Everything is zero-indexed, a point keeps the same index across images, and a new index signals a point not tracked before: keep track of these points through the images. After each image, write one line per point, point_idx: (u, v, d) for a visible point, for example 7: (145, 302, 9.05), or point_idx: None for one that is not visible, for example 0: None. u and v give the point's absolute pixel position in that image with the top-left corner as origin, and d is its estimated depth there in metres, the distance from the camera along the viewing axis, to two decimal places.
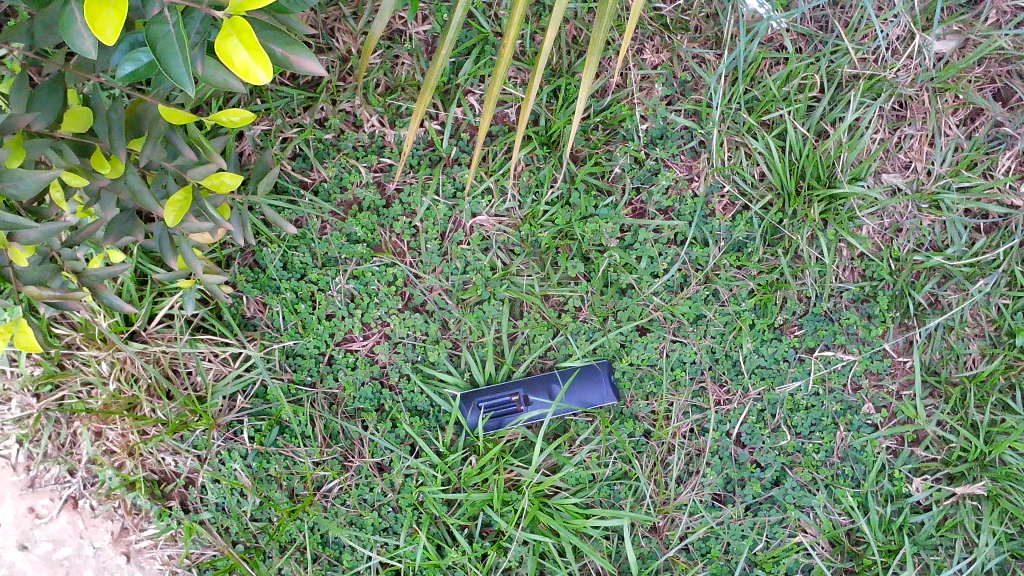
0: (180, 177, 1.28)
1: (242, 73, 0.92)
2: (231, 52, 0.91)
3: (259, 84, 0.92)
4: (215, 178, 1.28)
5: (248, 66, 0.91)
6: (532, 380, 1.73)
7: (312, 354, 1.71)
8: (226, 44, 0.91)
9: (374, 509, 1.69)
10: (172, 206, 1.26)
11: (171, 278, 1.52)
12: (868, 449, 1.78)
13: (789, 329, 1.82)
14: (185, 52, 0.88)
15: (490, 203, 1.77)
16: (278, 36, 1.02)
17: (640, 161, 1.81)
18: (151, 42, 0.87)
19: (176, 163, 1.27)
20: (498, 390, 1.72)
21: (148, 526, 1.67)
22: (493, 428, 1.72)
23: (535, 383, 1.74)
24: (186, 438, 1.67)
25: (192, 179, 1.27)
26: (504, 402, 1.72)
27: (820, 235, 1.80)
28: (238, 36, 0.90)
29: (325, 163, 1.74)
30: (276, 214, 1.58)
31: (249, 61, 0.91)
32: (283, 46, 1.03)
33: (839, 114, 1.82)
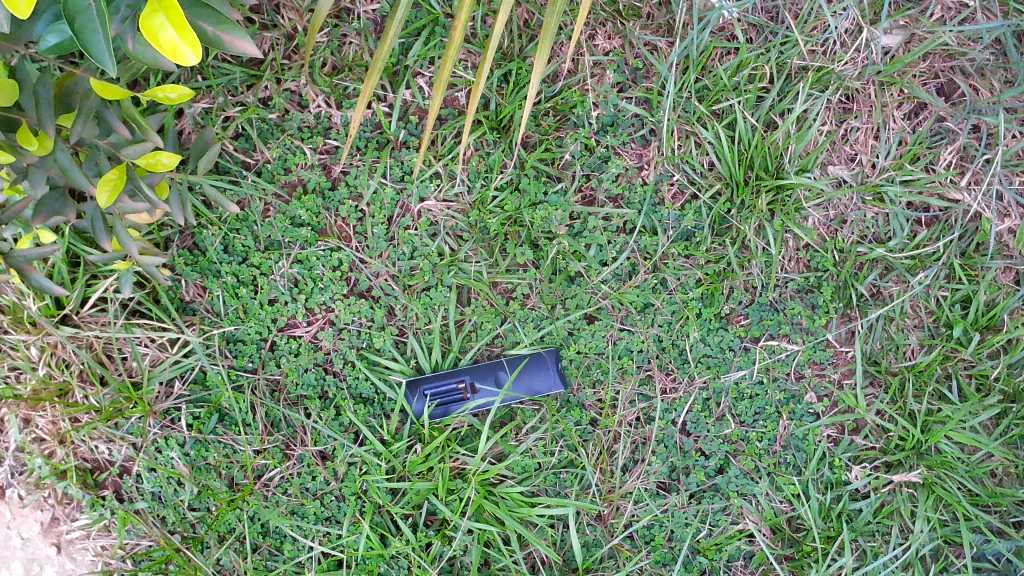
0: (113, 155, 1.22)
1: (168, 52, 0.89)
2: (157, 30, 0.88)
3: (186, 65, 0.90)
4: (151, 157, 1.23)
5: (176, 46, 0.89)
6: (478, 367, 1.71)
7: (253, 340, 1.67)
8: (151, 21, 0.87)
9: (317, 498, 1.66)
10: (104, 184, 1.18)
11: (106, 260, 1.45)
12: (809, 438, 1.81)
13: (735, 319, 1.83)
14: (107, 29, 0.84)
15: (439, 187, 1.74)
16: (209, 14, 1.00)
17: (591, 149, 1.81)
18: (68, 17, 0.83)
19: (109, 141, 1.21)
20: (445, 376, 1.70)
21: (80, 516, 1.61)
22: (439, 416, 1.70)
23: (482, 371, 1.72)
24: (121, 425, 1.62)
25: (125, 157, 1.21)
26: (450, 390, 1.70)
27: (766, 225, 1.82)
28: (165, 13, 0.87)
29: (269, 144, 1.69)
30: (217, 194, 1.53)
31: (177, 41, 0.88)
32: (214, 25, 1.00)
33: (787, 106, 1.84)
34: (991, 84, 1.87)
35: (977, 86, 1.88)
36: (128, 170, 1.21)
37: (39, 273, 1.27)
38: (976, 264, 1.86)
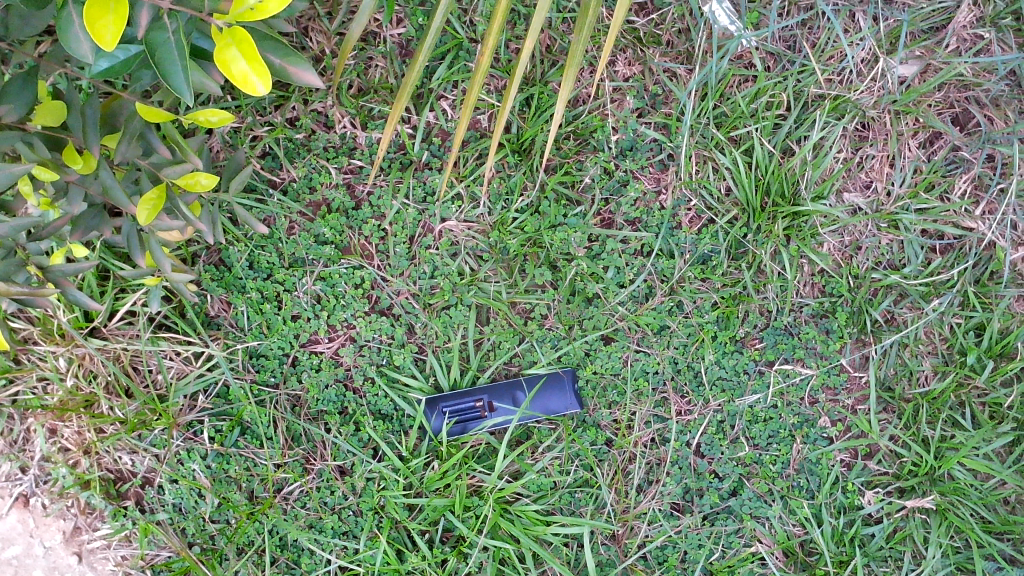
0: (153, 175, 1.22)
1: (239, 83, 0.92)
2: (230, 62, 0.91)
3: (255, 94, 0.93)
4: (191, 178, 1.22)
5: (246, 76, 0.91)
6: (496, 387, 1.73)
7: (275, 355, 1.67)
8: (225, 54, 0.91)
9: (335, 513, 1.64)
10: (144, 203, 1.19)
11: (137, 276, 1.44)
12: (822, 461, 1.84)
13: (750, 342, 1.88)
14: (185, 60, 0.88)
15: (460, 208, 1.78)
16: (275, 48, 1.06)
17: (610, 173, 1.86)
18: (150, 50, 0.87)
19: (150, 162, 1.22)
20: (463, 395, 1.71)
21: (102, 525, 1.60)
22: (457, 434, 1.71)
23: (500, 390, 1.73)
24: (144, 437, 1.60)
25: (166, 178, 1.20)
26: (467, 410, 1.71)
27: (782, 250, 1.87)
28: (237, 46, 0.90)
29: (295, 163, 1.74)
30: (249, 214, 1.53)
31: (248, 72, 0.91)
32: (281, 57, 1.06)
33: (804, 133, 1.90)
34: (1006, 114, 1.91)
35: (992, 117, 1.91)
36: (168, 190, 1.21)
37: (76, 288, 1.28)
38: (990, 292, 1.89)
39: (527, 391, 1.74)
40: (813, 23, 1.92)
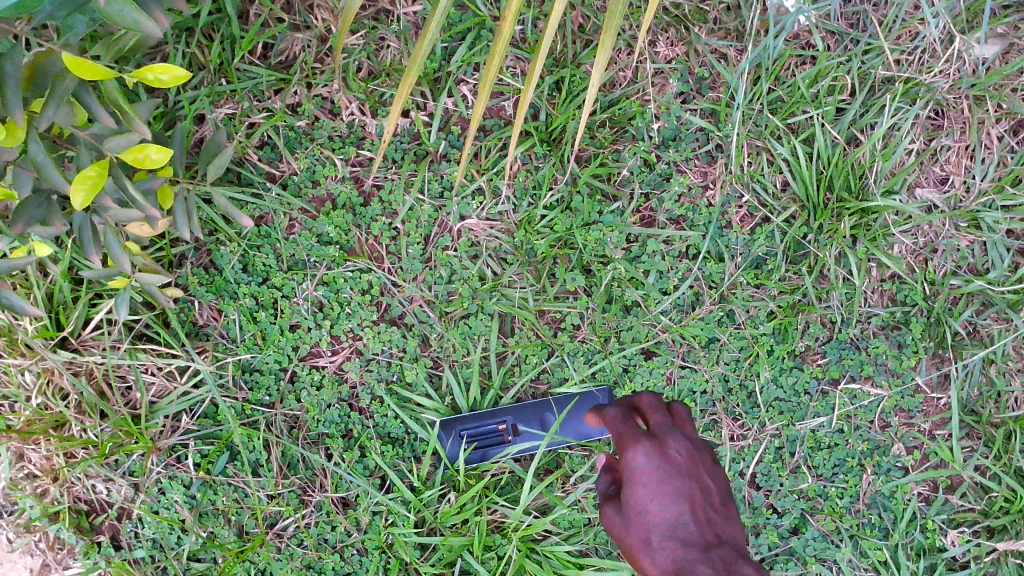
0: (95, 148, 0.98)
1: None
2: None
3: None
4: (141, 152, 1.03)
5: None
6: (522, 408, 1.49)
7: (271, 370, 1.47)
8: None
9: (337, 552, 1.43)
10: (82, 185, 0.96)
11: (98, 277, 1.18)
12: (897, 496, 1.62)
13: (810, 357, 1.66)
14: None
15: (482, 204, 1.58)
16: None
17: (650, 165, 1.64)
18: None
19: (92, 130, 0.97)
20: (483, 417, 1.49)
21: (73, 564, 1.40)
22: (476, 462, 1.48)
23: (526, 412, 1.49)
24: (121, 464, 1.40)
25: (110, 151, 0.98)
26: (488, 432, 1.49)
27: (848, 253, 1.65)
28: None
29: (296, 154, 1.54)
30: (229, 203, 1.36)
31: None
32: None
33: (871, 120, 1.67)
34: None
35: None
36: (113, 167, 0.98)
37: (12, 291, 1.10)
38: None
39: (558, 412, 1.50)
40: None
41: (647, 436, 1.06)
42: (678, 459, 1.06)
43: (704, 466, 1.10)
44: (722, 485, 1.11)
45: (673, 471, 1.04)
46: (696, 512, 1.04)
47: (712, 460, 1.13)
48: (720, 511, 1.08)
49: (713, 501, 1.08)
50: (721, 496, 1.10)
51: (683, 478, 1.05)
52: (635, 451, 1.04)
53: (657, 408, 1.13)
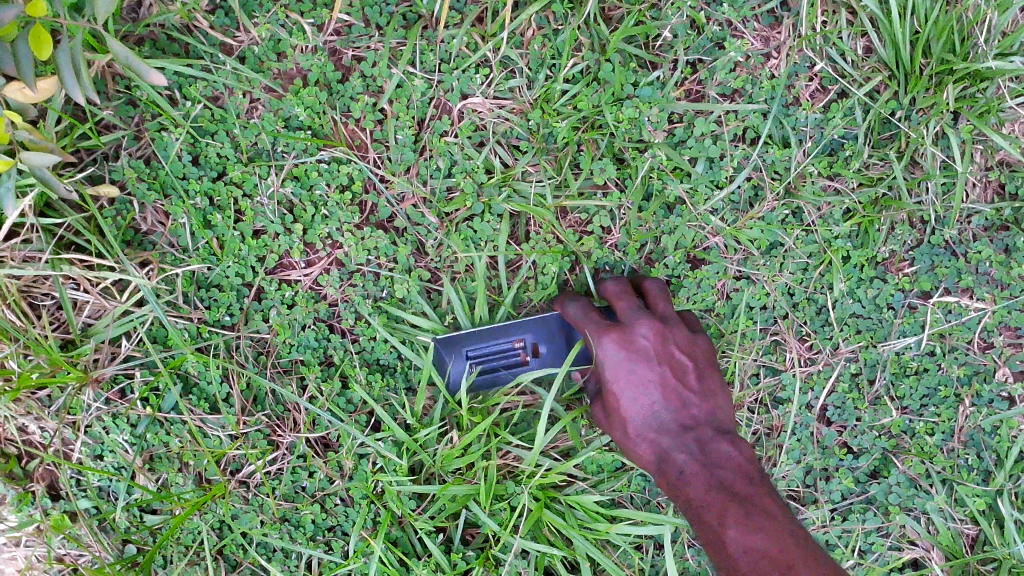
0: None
1: None
2: None
3: None
4: None
5: None
6: (545, 322, 1.19)
7: (231, 285, 1.20)
8: None
9: (316, 502, 1.19)
10: None
11: None
12: (1002, 432, 1.32)
13: (896, 265, 1.35)
14: None
15: (488, 78, 1.27)
16: None
17: (698, 27, 1.31)
18: None
19: None
20: (495, 333, 1.18)
21: (5, 515, 1.16)
22: (483, 387, 1.19)
23: (549, 326, 1.19)
24: (52, 399, 1.15)
25: None
26: (501, 351, 1.19)
27: (950, 132, 1.31)
28: None
29: (255, 18, 1.23)
30: (132, 55, 0.97)
31: None
32: None
33: None
34: None
35: None
36: None
37: None
38: None
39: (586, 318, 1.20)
40: None
41: (610, 328, 1.14)
42: (643, 344, 1.13)
43: (674, 344, 1.14)
44: (698, 358, 1.16)
45: (641, 360, 1.13)
46: (666, 391, 1.13)
47: (687, 334, 1.17)
48: (695, 387, 1.15)
49: (688, 375, 1.15)
50: (698, 368, 1.16)
51: (650, 365, 1.13)
52: (600, 339, 1.13)
53: (622, 297, 1.18)
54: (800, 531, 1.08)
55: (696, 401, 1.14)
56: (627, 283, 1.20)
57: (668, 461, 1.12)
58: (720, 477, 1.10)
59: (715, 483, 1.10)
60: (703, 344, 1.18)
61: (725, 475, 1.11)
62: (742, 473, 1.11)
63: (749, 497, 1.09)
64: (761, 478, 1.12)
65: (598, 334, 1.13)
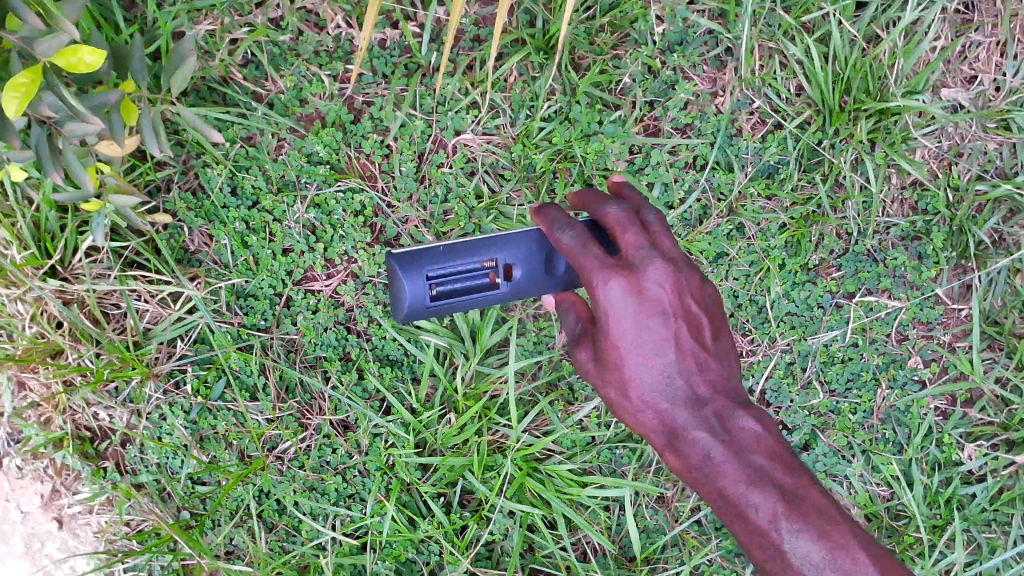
0: (29, 56, 0.86)
1: None
2: None
3: None
4: (70, 53, 0.85)
5: None
6: (514, 241, 1.16)
7: (266, 295, 1.44)
8: None
9: (338, 473, 1.44)
10: (10, 91, 0.81)
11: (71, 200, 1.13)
12: (913, 410, 1.59)
13: (825, 271, 1.60)
14: None
15: (477, 118, 1.52)
16: None
17: (654, 71, 1.55)
18: None
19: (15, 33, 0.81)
20: (466, 253, 1.15)
21: (81, 488, 1.41)
22: (449, 307, 1.15)
23: (518, 247, 1.16)
24: (121, 391, 1.40)
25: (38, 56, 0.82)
26: (471, 272, 1.16)
27: (865, 158, 1.57)
28: None
29: (282, 71, 1.47)
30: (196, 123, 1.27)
31: None
32: None
33: (895, 15, 1.56)
34: None
35: None
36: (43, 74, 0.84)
37: None
38: None
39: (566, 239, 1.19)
40: None
41: (619, 268, 1.04)
42: (664, 302, 1.05)
43: (688, 299, 1.08)
44: (707, 309, 1.11)
45: (657, 314, 1.05)
46: (682, 352, 1.07)
47: (697, 281, 1.10)
48: (712, 353, 1.09)
49: (700, 331, 1.09)
50: (709, 324, 1.11)
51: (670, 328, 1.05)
52: (609, 292, 1.03)
53: (629, 226, 1.08)
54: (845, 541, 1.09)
55: (715, 366, 1.09)
56: (632, 210, 1.10)
57: (687, 436, 1.07)
58: (747, 456, 1.08)
59: (744, 463, 1.08)
60: (711, 291, 1.13)
61: (752, 456, 1.10)
62: (765, 450, 1.10)
63: (778, 478, 1.09)
64: (782, 451, 1.12)
65: (604, 283, 1.03)
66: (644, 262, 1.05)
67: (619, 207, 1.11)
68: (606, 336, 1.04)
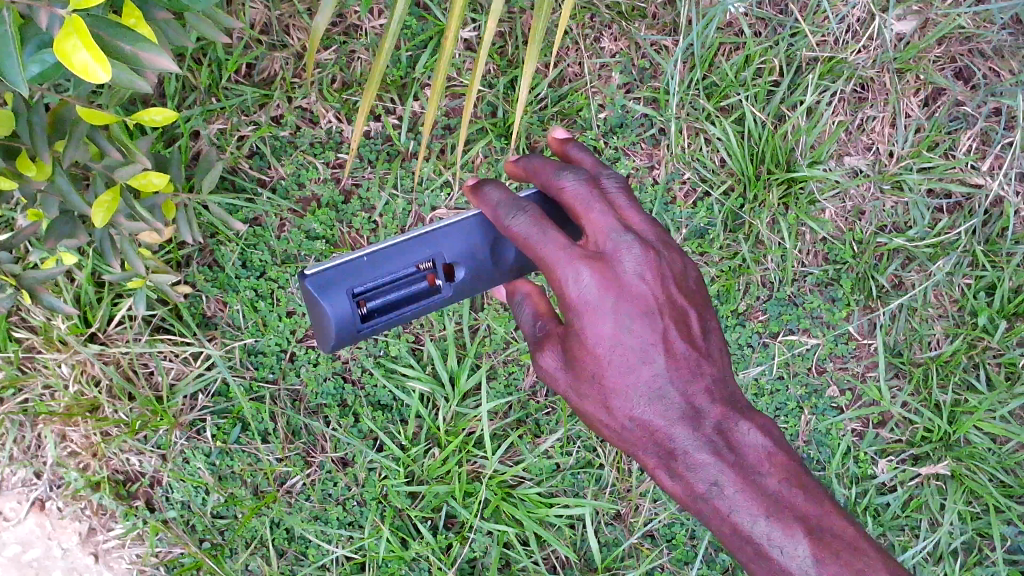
0: (109, 178, 1.14)
1: (80, 74, 0.84)
2: (68, 53, 0.83)
3: (100, 85, 0.85)
4: (142, 176, 1.16)
5: (87, 66, 0.83)
6: (441, 240, 1.18)
7: (273, 351, 1.67)
8: (63, 43, 0.82)
9: (339, 504, 1.67)
10: (99, 205, 1.10)
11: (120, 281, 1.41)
12: (832, 432, 1.85)
13: (752, 315, 1.88)
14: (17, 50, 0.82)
15: (450, 196, 1.79)
16: (125, 34, 0.93)
17: (599, 151, 1.85)
18: None
19: (102, 163, 1.12)
20: (392, 263, 1.16)
21: (115, 525, 1.64)
22: (386, 323, 1.15)
23: (446, 245, 1.18)
24: (150, 438, 1.62)
25: (118, 179, 1.11)
26: (405, 279, 1.18)
27: (780, 219, 1.85)
28: (76, 35, 0.82)
29: (283, 161, 1.74)
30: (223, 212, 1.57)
31: (88, 61, 0.83)
32: (131, 44, 0.94)
33: (799, 98, 1.85)
34: (1010, 66, 1.87)
35: (997, 69, 1.88)
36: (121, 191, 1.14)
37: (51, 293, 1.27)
38: (1000, 250, 1.86)
39: (492, 238, 1.21)
40: None
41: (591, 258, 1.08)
42: (640, 295, 1.10)
43: (667, 291, 1.13)
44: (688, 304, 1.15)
45: (638, 312, 1.09)
46: (671, 354, 1.12)
47: (678, 276, 1.15)
48: (695, 353, 1.14)
49: (686, 332, 1.14)
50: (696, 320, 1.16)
51: (646, 326, 1.10)
52: (579, 282, 1.07)
53: (589, 208, 1.13)
54: (853, 539, 1.16)
55: (700, 366, 1.14)
56: (588, 185, 1.15)
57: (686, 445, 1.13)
58: (750, 467, 1.15)
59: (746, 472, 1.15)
60: (692, 280, 1.18)
61: (756, 466, 1.16)
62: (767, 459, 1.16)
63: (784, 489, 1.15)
64: (786, 458, 1.18)
65: (572, 273, 1.07)
66: (612, 243, 1.11)
67: (575, 177, 1.15)
68: (577, 341, 1.09)
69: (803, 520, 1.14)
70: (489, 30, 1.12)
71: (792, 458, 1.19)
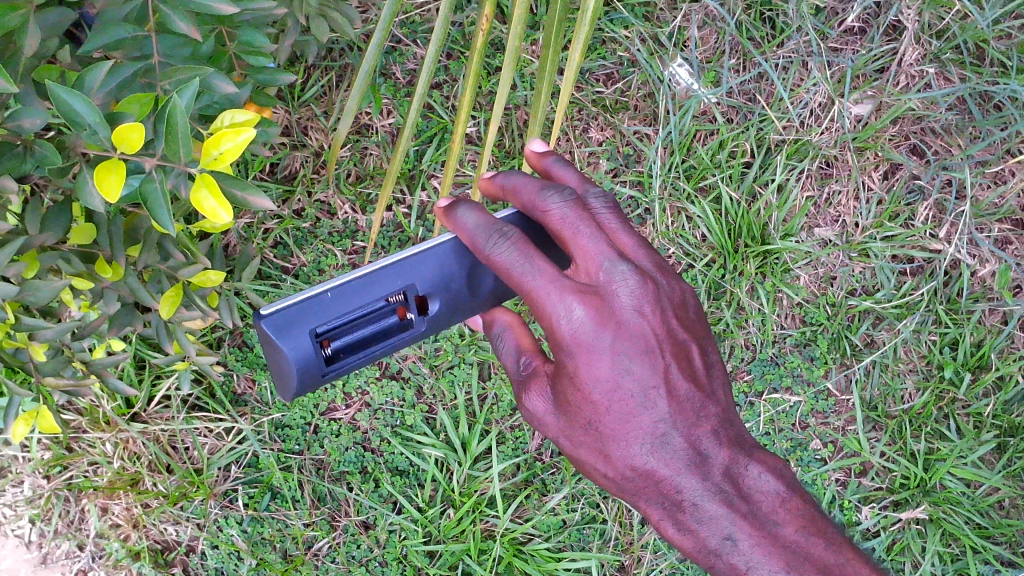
0: (171, 276, 1.32)
1: (209, 218, 0.99)
2: (200, 200, 0.99)
3: (223, 226, 1.00)
4: (202, 276, 1.33)
5: (215, 211, 0.99)
6: (412, 269, 1.13)
7: (299, 424, 1.81)
8: (197, 194, 0.98)
9: (363, 564, 1.80)
10: (165, 299, 1.29)
11: (167, 362, 1.54)
12: (817, 482, 2.01)
13: (738, 375, 2.04)
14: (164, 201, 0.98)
15: None
16: (236, 180, 1.07)
17: None
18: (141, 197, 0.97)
19: (168, 264, 1.31)
20: (361, 294, 1.10)
21: None
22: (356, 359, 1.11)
23: (418, 273, 1.13)
24: (186, 508, 1.76)
25: (182, 277, 1.31)
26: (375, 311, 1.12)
27: (758, 287, 2.02)
28: (207, 187, 0.98)
29: (304, 249, 1.92)
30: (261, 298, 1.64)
31: (217, 207, 0.98)
32: (241, 189, 1.08)
33: (769, 177, 2.05)
34: (960, 141, 2.05)
35: (948, 144, 2.06)
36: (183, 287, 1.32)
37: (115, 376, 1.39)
38: (960, 309, 2.04)
39: (466, 265, 1.17)
40: (768, 75, 2.08)
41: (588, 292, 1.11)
42: (638, 333, 1.15)
43: (663, 331, 1.18)
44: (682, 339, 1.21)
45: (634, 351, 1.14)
46: (673, 399, 1.18)
47: (669, 308, 1.20)
48: (697, 395, 1.21)
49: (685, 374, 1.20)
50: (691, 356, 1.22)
51: (645, 369, 1.15)
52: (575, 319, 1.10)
53: (579, 235, 1.14)
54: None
55: (702, 410, 1.22)
56: (579, 207, 1.14)
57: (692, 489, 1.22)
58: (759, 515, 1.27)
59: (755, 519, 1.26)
60: (687, 320, 1.24)
61: (767, 513, 1.27)
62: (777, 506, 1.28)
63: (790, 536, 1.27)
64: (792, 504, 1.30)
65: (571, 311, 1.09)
66: (605, 283, 1.13)
67: (561, 199, 1.14)
68: (573, 383, 1.13)
69: (816, 565, 1.27)
70: (493, 130, 1.40)
71: (804, 502, 1.32)
